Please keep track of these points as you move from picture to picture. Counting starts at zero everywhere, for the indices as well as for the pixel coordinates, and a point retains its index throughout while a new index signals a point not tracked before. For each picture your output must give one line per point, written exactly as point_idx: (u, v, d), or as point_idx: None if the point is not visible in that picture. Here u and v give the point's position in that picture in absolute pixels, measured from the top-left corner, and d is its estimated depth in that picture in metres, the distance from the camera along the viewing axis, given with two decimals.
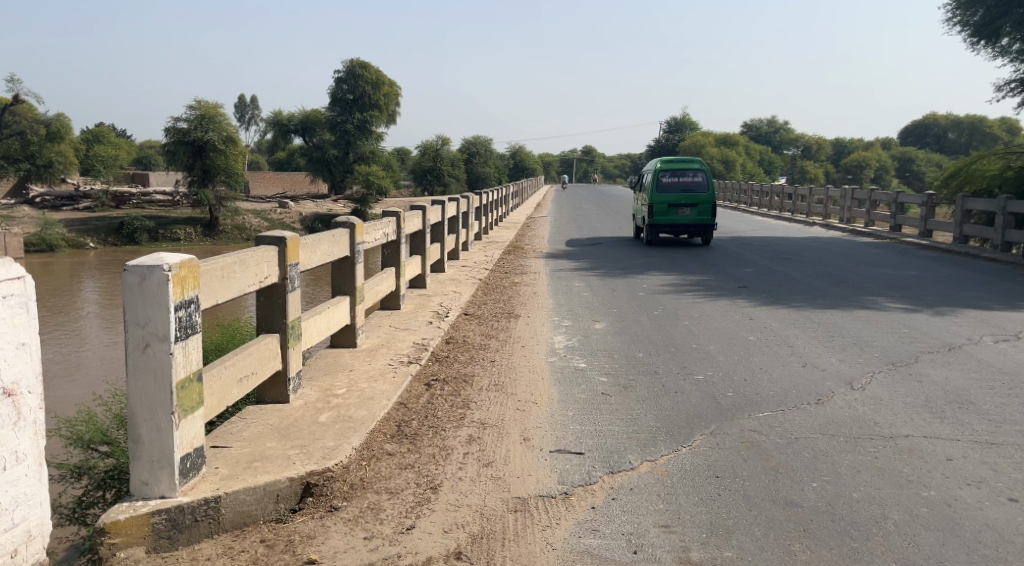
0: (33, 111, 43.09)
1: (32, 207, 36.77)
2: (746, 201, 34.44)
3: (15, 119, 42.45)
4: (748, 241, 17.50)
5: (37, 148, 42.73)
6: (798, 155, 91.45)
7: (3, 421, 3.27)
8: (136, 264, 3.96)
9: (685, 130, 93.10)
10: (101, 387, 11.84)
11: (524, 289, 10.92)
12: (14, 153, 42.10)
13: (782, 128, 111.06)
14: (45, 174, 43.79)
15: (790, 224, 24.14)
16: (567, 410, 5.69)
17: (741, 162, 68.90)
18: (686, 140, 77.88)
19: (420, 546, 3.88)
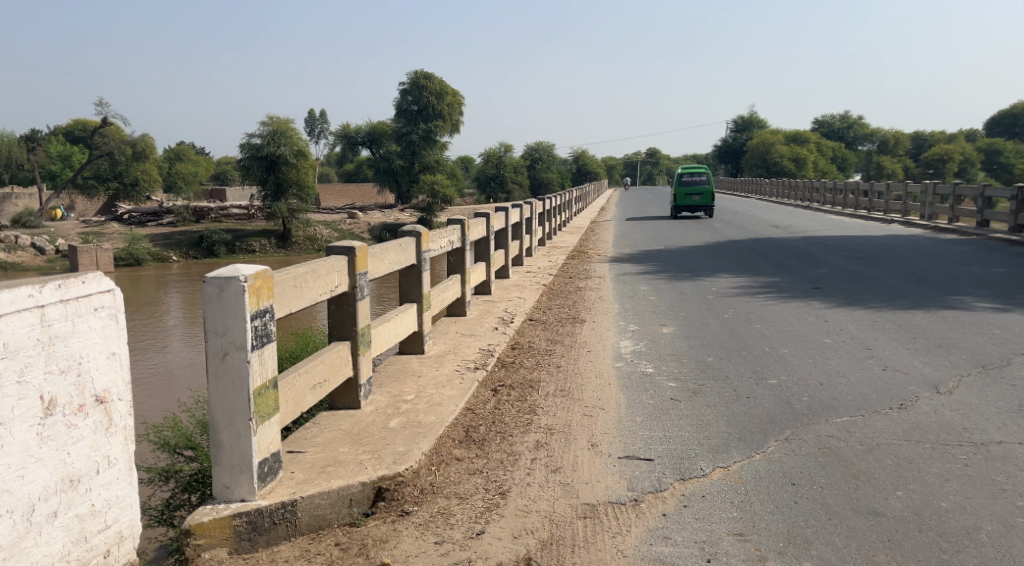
0: (120, 132, 43.52)
1: (119, 223, 38.43)
2: (819, 199, 33.70)
3: (104, 141, 42.80)
4: (823, 241, 17.15)
5: (124, 168, 44.52)
6: (873, 151, 88.91)
7: (96, 427, 3.44)
8: (214, 276, 4.11)
9: (754, 128, 91.77)
10: (187, 394, 12.32)
11: (589, 294, 10.91)
12: (103, 173, 44.78)
13: (856, 123, 108.40)
14: (132, 193, 46.06)
15: (866, 223, 23.57)
16: (636, 416, 5.69)
17: (812, 160, 67.42)
18: (755, 138, 76.55)
19: (490, 552, 3.94)
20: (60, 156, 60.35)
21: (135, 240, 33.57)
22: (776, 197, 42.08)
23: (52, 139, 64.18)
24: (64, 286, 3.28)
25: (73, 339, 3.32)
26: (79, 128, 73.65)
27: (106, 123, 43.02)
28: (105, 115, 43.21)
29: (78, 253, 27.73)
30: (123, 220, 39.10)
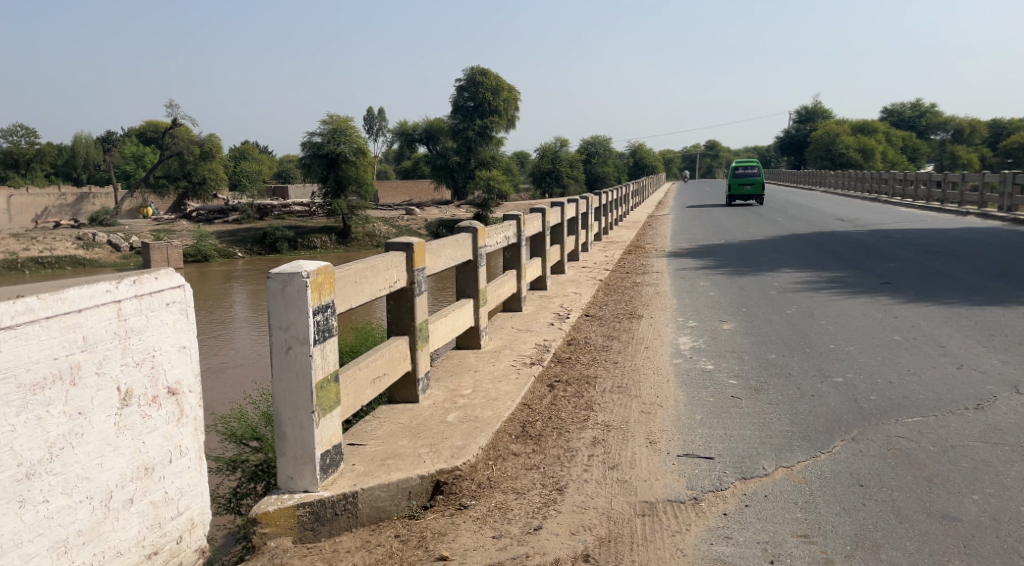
0: (189, 132, 45.74)
1: (187, 221, 39.46)
2: (889, 190, 32.79)
3: (174, 142, 45.18)
4: (892, 234, 16.70)
5: (192, 167, 45.97)
6: (946, 140, 86.07)
7: (168, 418, 3.56)
8: (278, 272, 4.20)
9: (818, 118, 89.76)
10: (253, 385, 12.64)
11: (647, 289, 10.83)
12: (173, 172, 46.04)
13: (928, 111, 104.96)
14: (200, 192, 47.14)
15: (939, 214, 22.91)
16: (695, 413, 5.65)
17: (881, 150, 65.52)
18: (819, 128, 74.82)
19: (548, 547, 3.96)
20: (133, 157, 61.77)
21: (203, 237, 34.46)
22: (843, 188, 41.07)
23: (125, 140, 66.32)
24: (139, 282, 3.39)
25: (147, 332, 3.43)
26: (151, 130, 75.43)
27: (175, 125, 45.37)
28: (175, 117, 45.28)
29: (150, 250, 28.54)
30: (191, 217, 40.18)
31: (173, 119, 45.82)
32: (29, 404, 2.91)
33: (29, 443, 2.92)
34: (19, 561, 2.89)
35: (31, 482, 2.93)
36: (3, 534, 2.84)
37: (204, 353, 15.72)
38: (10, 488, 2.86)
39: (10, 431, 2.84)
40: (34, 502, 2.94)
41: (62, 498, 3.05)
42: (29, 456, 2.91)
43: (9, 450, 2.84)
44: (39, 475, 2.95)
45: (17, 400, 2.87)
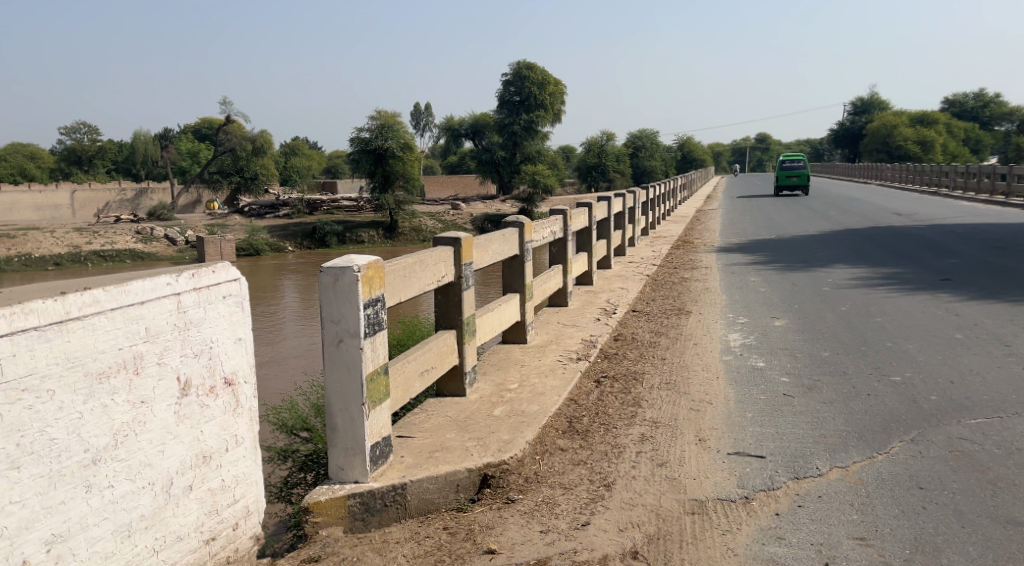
0: (242, 127, 46.87)
1: (239, 216, 40.16)
2: (950, 184, 31.95)
3: (228, 138, 46.50)
4: (954, 230, 16.27)
5: (245, 162, 46.95)
6: (1010, 131, 83.30)
7: (225, 408, 3.63)
8: (330, 266, 4.25)
9: (874, 109, 87.69)
10: (304, 377, 12.87)
11: (695, 285, 10.72)
12: (226, 167, 46.84)
13: (993, 102, 101.58)
14: (252, 187, 47.54)
15: (1003, 209, 22.22)
16: (746, 412, 5.57)
17: (942, 142, 63.68)
18: (875, 120, 73.02)
19: (596, 544, 3.95)
20: (190, 153, 63.00)
21: (255, 231, 35.11)
22: (902, 181, 40.14)
23: (184, 137, 68.05)
24: (197, 275, 3.45)
25: (205, 325, 3.50)
26: (206, 126, 77.03)
27: (230, 121, 46.60)
28: (229, 113, 46.21)
29: (204, 244, 29.17)
30: (244, 212, 40.94)
31: (227, 116, 46.79)
32: (95, 393, 2.98)
33: (95, 429, 2.99)
34: (86, 544, 2.98)
35: (97, 468, 3.00)
36: (71, 518, 2.92)
37: (259, 345, 16.05)
38: (78, 473, 2.94)
39: (78, 417, 2.92)
40: (100, 486, 3.02)
41: (127, 483, 3.13)
42: (95, 443, 2.99)
43: (77, 437, 2.92)
44: (104, 460, 3.03)
45: (85, 387, 2.94)
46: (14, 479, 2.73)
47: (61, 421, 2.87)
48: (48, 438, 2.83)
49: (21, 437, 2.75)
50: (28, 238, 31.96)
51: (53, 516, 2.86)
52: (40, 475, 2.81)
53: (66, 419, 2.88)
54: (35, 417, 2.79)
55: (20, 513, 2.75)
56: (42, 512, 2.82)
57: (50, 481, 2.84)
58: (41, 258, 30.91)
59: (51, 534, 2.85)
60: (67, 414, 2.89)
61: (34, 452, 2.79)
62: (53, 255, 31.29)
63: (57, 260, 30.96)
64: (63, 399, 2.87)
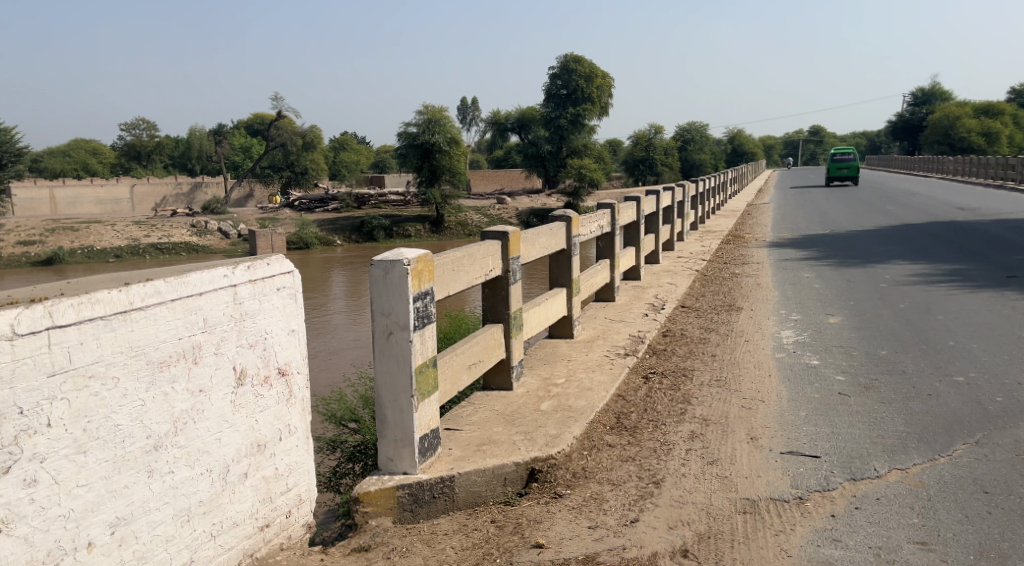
0: (292, 122, 46.79)
1: (289, 210, 40.71)
2: (1015, 177, 30.94)
3: (279, 133, 46.47)
4: (1018, 225, 15.73)
5: (295, 157, 47.30)
6: None
7: (278, 398, 3.67)
8: (380, 259, 4.27)
9: (935, 100, 85.17)
10: (353, 368, 13.02)
11: (746, 281, 10.56)
12: (278, 162, 47.54)
13: None
14: (302, 181, 48.40)
15: None
16: (799, 410, 5.46)
17: (1009, 134, 61.56)
18: (936, 111, 70.95)
19: (646, 541, 3.90)
20: (242, 147, 63.94)
21: (305, 225, 35.58)
22: (964, 175, 39.00)
23: (236, 132, 68.94)
24: (252, 267, 3.49)
25: (260, 316, 3.54)
26: (259, 120, 78.10)
27: (280, 116, 46.45)
28: (279, 109, 46.10)
29: (256, 237, 29.61)
30: (294, 206, 41.51)
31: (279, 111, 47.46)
32: (156, 380, 3.04)
33: (157, 416, 3.05)
34: (148, 528, 3.03)
35: (158, 454, 3.06)
36: (133, 502, 2.97)
37: (310, 337, 16.26)
38: (140, 458, 2.99)
39: (141, 404, 2.98)
40: (161, 472, 3.08)
41: (186, 469, 3.18)
42: (157, 429, 3.05)
43: (140, 424, 2.98)
44: (165, 447, 3.09)
45: (147, 375, 3.00)
46: (81, 462, 2.78)
47: (125, 407, 2.92)
48: (113, 424, 2.88)
49: (87, 423, 2.80)
50: (90, 231, 32.87)
51: (117, 500, 2.91)
52: (105, 459, 2.86)
53: (129, 405, 2.94)
54: (101, 404, 2.84)
55: (86, 497, 2.80)
56: (107, 496, 2.87)
57: (114, 465, 2.89)
58: (103, 250, 31.73)
59: (115, 517, 2.90)
60: (131, 401, 2.94)
61: (99, 437, 2.84)
62: (114, 247, 32.11)
63: (118, 252, 31.76)
64: (127, 386, 2.93)
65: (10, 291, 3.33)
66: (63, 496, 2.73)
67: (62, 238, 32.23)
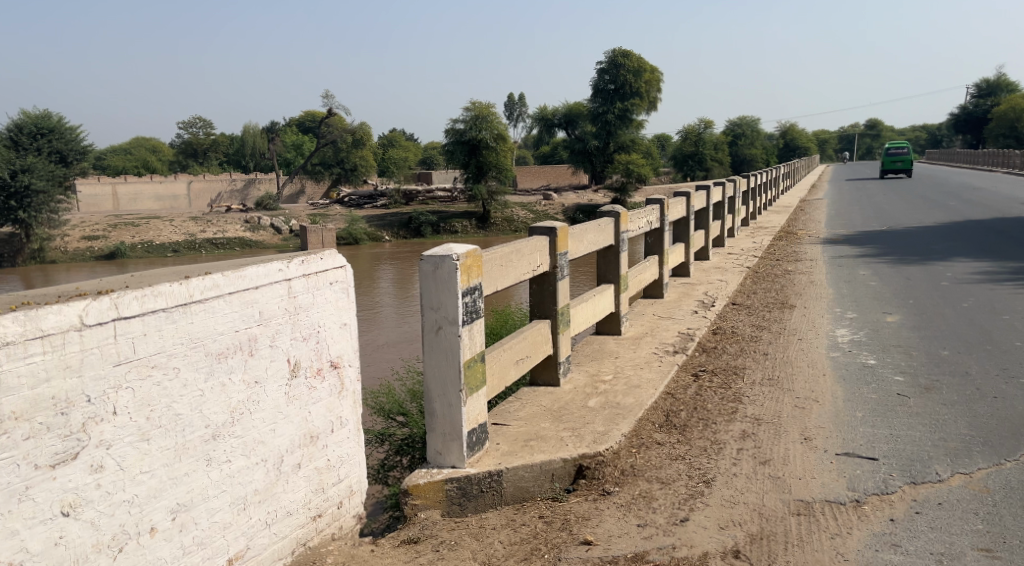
0: (342, 119, 47.87)
1: (339, 206, 41.20)
2: None
3: (329, 129, 47.44)
4: None
5: (345, 154, 48.03)
6: None
7: (330, 391, 3.70)
8: (430, 255, 4.27)
9: (999, 92, 82.32)
10: (402, 363, 13.14)
11: (799, 278, 10.37)
12: (328, 159, 48.30)
13: None
14: (352, 177, 48.95)
15: None
16: (856, 411, 5.34)
17: None
18: (1001, 103, 68.53)
19: (696, 540, 3.85)
20: (294, 145, 64.94)
21: (354, 221, 35.98)
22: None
23: (288, 130, 70.05)
24: (306, 262, 3.52)
25: (314, 310, 3.57)
26: (311, 117, 79.03)
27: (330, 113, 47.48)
28: (329, 106, 46.98)
29: (307, 233, 30.00)
30: (344, 202, 41.98)
31: (329, 109, 48.09)
32: (215, 371, 3.09)
33: (215, 407, 3.09)
34: (206, 515, 3.08)
35: (217, 443, 3.11)
36: (193, 489, 3.02)
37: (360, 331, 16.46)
38: (200, 447, 3.04)
39: (200, 395, 3.03)
40: (219, 461, 3.12)
41: (242, 459, 3.22)
42: (215, 419, 3.09)
43: (199, 414, 3.03)
44: (223, 437, 3.13)
45: (206, 366, 3.05)
46: (145, 450, 2.84)
47: (185, 397, 2.97)
48: (174, 413, 2.93)
49: (151, 412, 2.85)
50: (149, 226, 33.68)
51: (178, 486, 2.96)
52: (168, 447, 2.92)
53: (189, 396, 2.99)
54: (163, 394, 2.90)
55: (149, 482, 2.86)
56: (168, 482, 2.93)
57: (175, 454, 2.94)
58: (161, 245, 32.48)
59: (177, 503, 2.96)
60: (190, 391, 2.99)
61: (162, 425, 2.90)
62: (171, 242, 32.85)
63: (175, 247, 32.48)
64: (188, 376, 2.98)
65: (76, 284, 3.41)
66: (128, 482, 2.79)
67: (123, 233, 33.10)
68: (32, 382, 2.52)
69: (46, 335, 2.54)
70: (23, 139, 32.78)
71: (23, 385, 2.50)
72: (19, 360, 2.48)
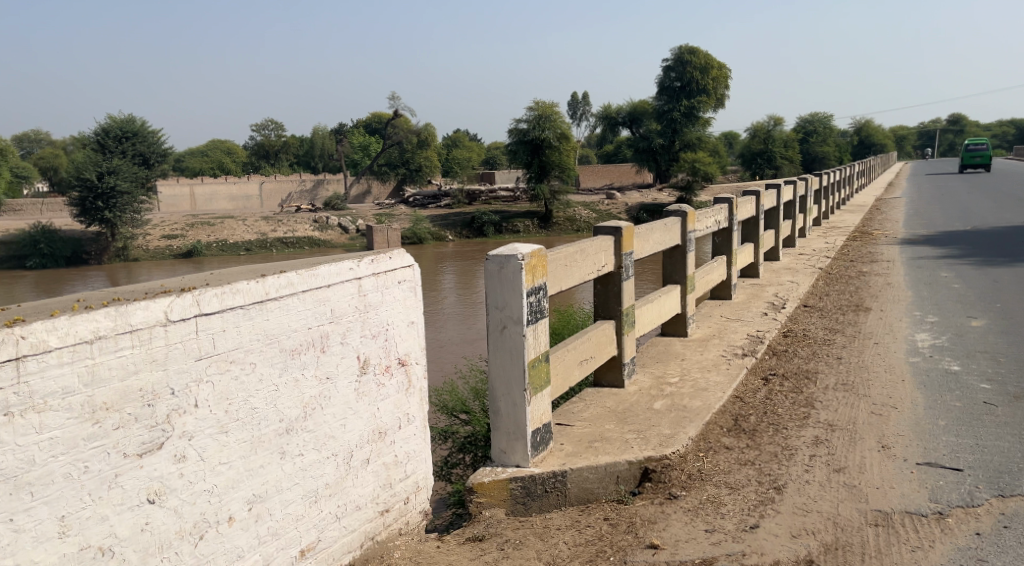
0: (407, 121, 48.67)
1: (404, 206, 41.66)
2: None
3: (395, 131, 48.24)
4: None
5: (411, 155, 48.65)
6: None
7: (398, 388, 3.71)
8: (495, 254, 4.26)
9: None
10: (465, 362, 13.19)
11: (875, 280, 10.05)
12: (394, 160, 48.96)
13: None
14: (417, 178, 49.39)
15: None
16: (938, 419, 5.15)
17: None
18: None
19: (767, 548, 3.75)
20: (361, 146, 66.02)
21: (418, 221, 36.33)
22: None
23: (355, 132, 71.20)
24: (376, 261, 3.54)
25: (383, 308, 3.59)
26: (378, 119, 80.16)
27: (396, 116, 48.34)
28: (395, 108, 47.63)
29: (372, 232, 30.39)
30: (409, 202, 42.42)
31: (394, 110, 48.84)
32: (289, 366, 3.13)
33: (289, 402, 3.13)
34: (281, 506, 3.12)
35: (290, 437, 3.15)
36: (268, 480, 3.07)
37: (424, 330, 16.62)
38: (274, 440, 3.08)
39: (275, 389, 3.07)
40: (292, 454, 3.16)
41: (314, 453, 3.26)
42: (289, 414, 3.14)
43: (274, 408, 3.07)
44: (296, 431, 3.17)
45: (280, 361, 3.09)
46: (224, 442, 2.89)
47: (261, 392, 3.02)
48: (251, 407, 2.98)
49: (229, 405, 2.91)
50: (224, 226, 34.58)
51: (253, 478, 3.01)
52: (244, 440, 2.97)
53: (264, 390, 3.03)
54: (241, 388, 2.95)
55: (227, 473, 2.91)
56: (245, 474, 2.97)
57: (252, 446, 2.99)
58: (235, 244, 33.32)
59: (253, 494, 3.00)
60: (266, 386, 3.03)
61: (240, 418, 2.95)
62: (244, 241, 33.67)
63: (248, 246, 33.30)
64: (264, 370, 3.02)
65: (160, 281, 3.50)
66: (208, 472, 2.84)
67: (199, 232, 34.05)
68: (122, 374, 2.58)
69: (134, 329, 2.60)
70: (109, 142, 34.08)
71: (114, 376, 2.56)
72: (110, 353, 2.55)
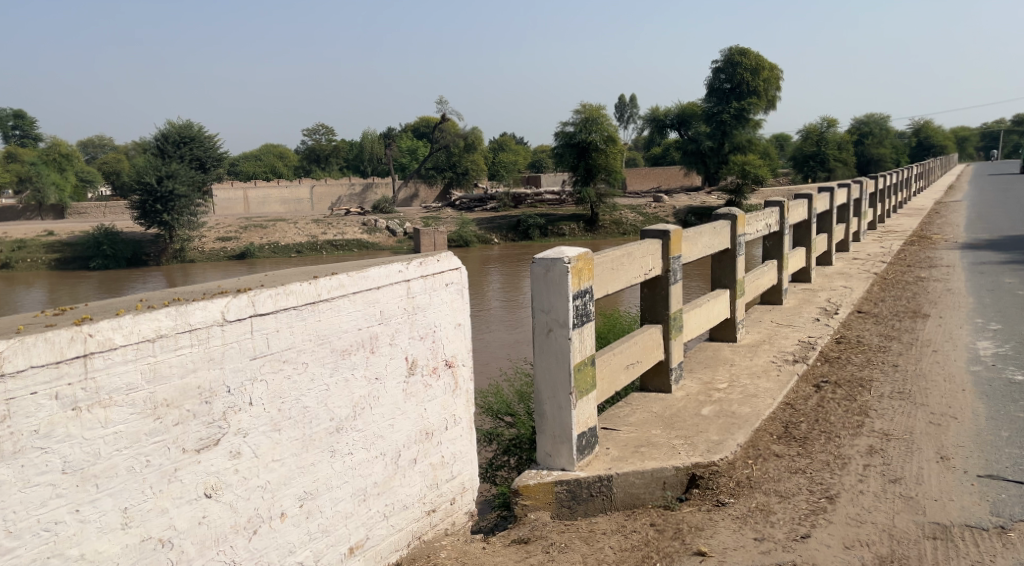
0: (455, 125, 48.76)
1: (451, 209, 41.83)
2: None
3: (443, 135, 48.35)
4: None
5: (457, 158, 48.69)
6: None
7: (445, 389, 3.72)
8: (541, 257, 4.25)
9: None
10: (511, 365, 13.16)
11: (933, 286, 9.78)
12: (441, 163, 49.05)
13: None
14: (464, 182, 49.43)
15: None
16: (1000, 430, 4.99)
17: None
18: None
19: (818, 559, 3.67)
20: (410, 149, 66.44)
21: (465, 224, 36.49)
22: None
23: (405, 136, 71.66)
24: (424, 263, 3.55)
25: (430, 310, 3.60)
26: (427, 123, 80.59)
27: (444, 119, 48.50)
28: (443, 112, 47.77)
29: (420, 235, 30.58)
30: (456, 205, 42.61)
31: (442, 114, 48.98)
32: (340, 366, 3.16)
33: (339, 401, 3.16)
34: (330, 504, 3.15)
35: (340, 436, 3.18)
36: (319, 478, 3.10)
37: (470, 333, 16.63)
38: (325, 439, 3.11)
39: (325, 389, 3.10)
40: (342, 453, 3.19)
41: (363, 452, 3.28)
42: (339, 413, 3.16)
43: (324, 406, 3.10)
44: (346, 430, 3.20)
45: (331, 361, 3.11)
46: (277, 439, 2.93)
47: (313, 391, 3.05)
48: (303, 406, 3.01)
49: (282, 403, 2.94)
50: (276, 228, 35.10)
51: (305, 475, 3.04)
52: (296, 438, 3.00)
53: (316, 389, 3.06)
54: (294, 387, 2.98)
55: (279, 470, 2.94)
56: (296, 471, 3.00)
57: (304, 444, 3.02)
58: (286, 246, 33.86)
59: (303, 492, 3.03)
60: (317, 385, 3.06)
61: (292, 417, 2.98)
62: (296, 243, 34.17)
63: (299, 249, 33.80)
64: (315, 370, 3.05)
65: (215, 282, 3.57)
66: (262, 468, 2.88)
67: (252, 235, 34.62)
68: (182, 372, 2.63)
69: (193, 329, 2.65)
70: (168, 147, 34.95)
71: (175, 374, 2.62)
72: (171, 351, 2.60)
